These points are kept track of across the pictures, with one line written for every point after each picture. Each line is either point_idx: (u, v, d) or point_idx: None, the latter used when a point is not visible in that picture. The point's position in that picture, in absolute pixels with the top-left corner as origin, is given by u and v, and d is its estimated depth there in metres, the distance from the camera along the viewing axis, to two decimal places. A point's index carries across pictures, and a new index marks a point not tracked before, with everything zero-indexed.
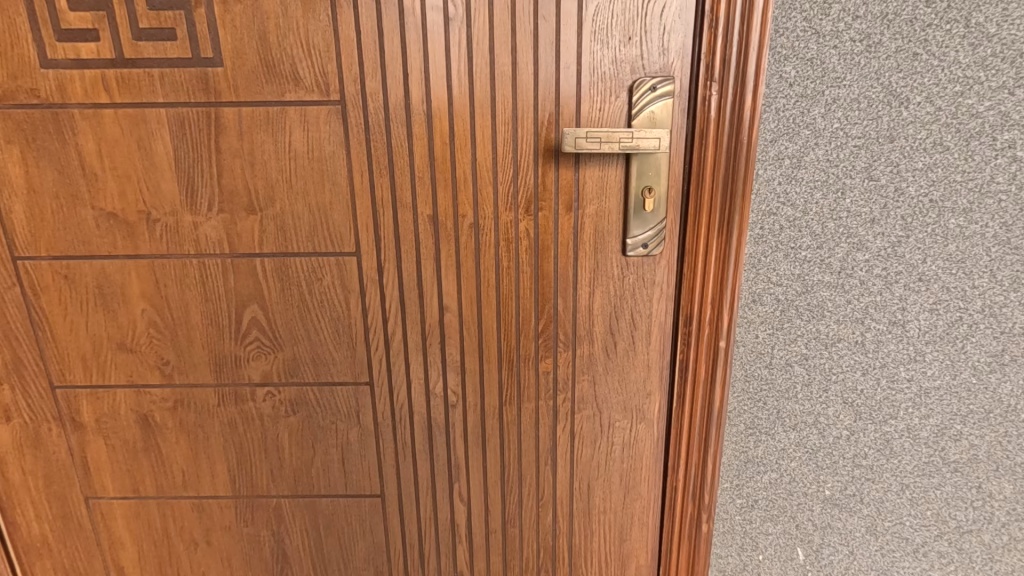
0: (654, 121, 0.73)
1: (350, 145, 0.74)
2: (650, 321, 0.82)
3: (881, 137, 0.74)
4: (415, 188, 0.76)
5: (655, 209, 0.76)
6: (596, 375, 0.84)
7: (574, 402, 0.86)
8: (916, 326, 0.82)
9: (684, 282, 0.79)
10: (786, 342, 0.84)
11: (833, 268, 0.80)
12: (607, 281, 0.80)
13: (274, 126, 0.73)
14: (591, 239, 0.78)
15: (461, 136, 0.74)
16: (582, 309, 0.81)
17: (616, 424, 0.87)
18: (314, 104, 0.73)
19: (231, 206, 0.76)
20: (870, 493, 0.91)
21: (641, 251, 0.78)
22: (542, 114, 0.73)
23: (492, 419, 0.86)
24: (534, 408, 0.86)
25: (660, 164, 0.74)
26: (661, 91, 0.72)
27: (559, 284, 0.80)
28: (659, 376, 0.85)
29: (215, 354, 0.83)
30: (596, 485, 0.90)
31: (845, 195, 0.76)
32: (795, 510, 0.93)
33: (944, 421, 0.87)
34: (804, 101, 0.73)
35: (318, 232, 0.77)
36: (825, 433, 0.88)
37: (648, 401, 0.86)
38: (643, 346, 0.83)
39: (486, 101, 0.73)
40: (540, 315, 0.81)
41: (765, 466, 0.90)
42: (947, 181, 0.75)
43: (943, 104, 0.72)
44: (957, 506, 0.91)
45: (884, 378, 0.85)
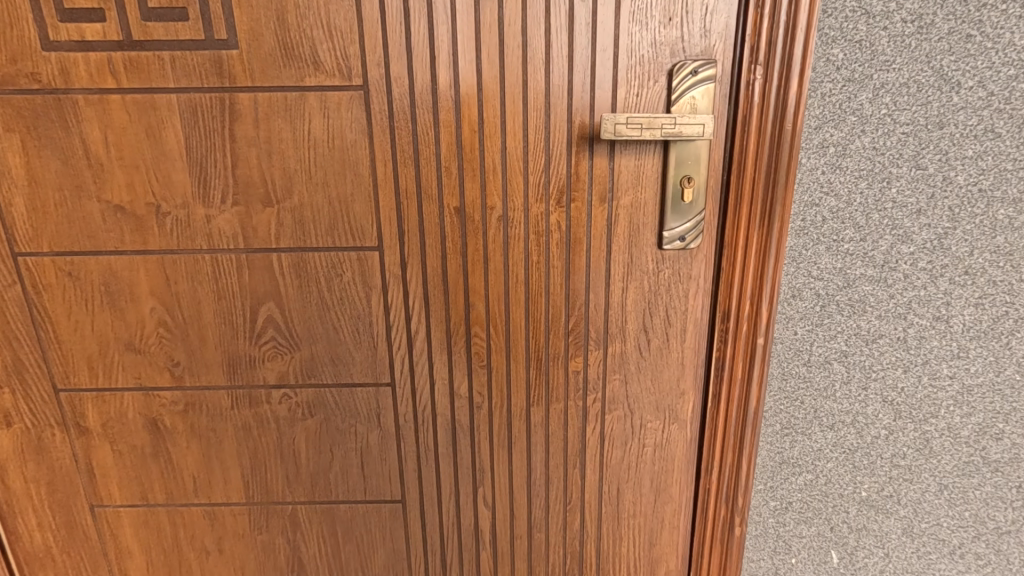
0: (695, 107, 0.69)
1: (374, 133, 0.70)
2: (685, 318, 0.78)
3: (930, 123, 0.71)
4: (442, 179, 0.72)
5: (693, 201, 0.73)
6: (628, 374, 0.81)
7: (605, 403, 0.82)
8: (961, 321, 0.79)
9: (721, 277, 0.76)
10: (825, 339, 0.80)
11: (876, 261, 0.77)
12: (641, 276, 0.77)
13: (293, 113, 0.69)
14: (624, 233, 0.75)
15: (491, 123, 0.70)
16: (615, 306, 0.78)
17: (648, 425, 0.83)
18: (335, 89, 0.68)
19: (246, 198, 0.72)
20: (908, 493, 0.88)
21: (678, 244, 0.74)
22: (576, 99, 0.69)
23: (520, 420, 0.83)
24: (563, 409, 0.82)
25: (700, 152, 0.71)
26: (704, 74, 0.68)
27: (591, 279, 0.76)
28: (693, 374, 0.81)
29: (228, 355, 0.79)
30: (626, 488, 0.86)
31: (891, 185, 0.73)
32: (830, 512, 0.90)
33: (986, 419, 0.84)
34: (851, 86, 0.70)
35: (339, 226, 0.73)
36: (863, 432, 0.85)
37: (681, 402, 0.82)
38: (677, 343, 0.80)
39: (517, 86, 0.69)
40: (571, 312, 0.78)
41: (800, 467, 0.87)
42: (998, 170, 0.72)
43: (996, 88, 0.69)
44: (996, 506, 0.88)
45: (926, 375, 0.82)
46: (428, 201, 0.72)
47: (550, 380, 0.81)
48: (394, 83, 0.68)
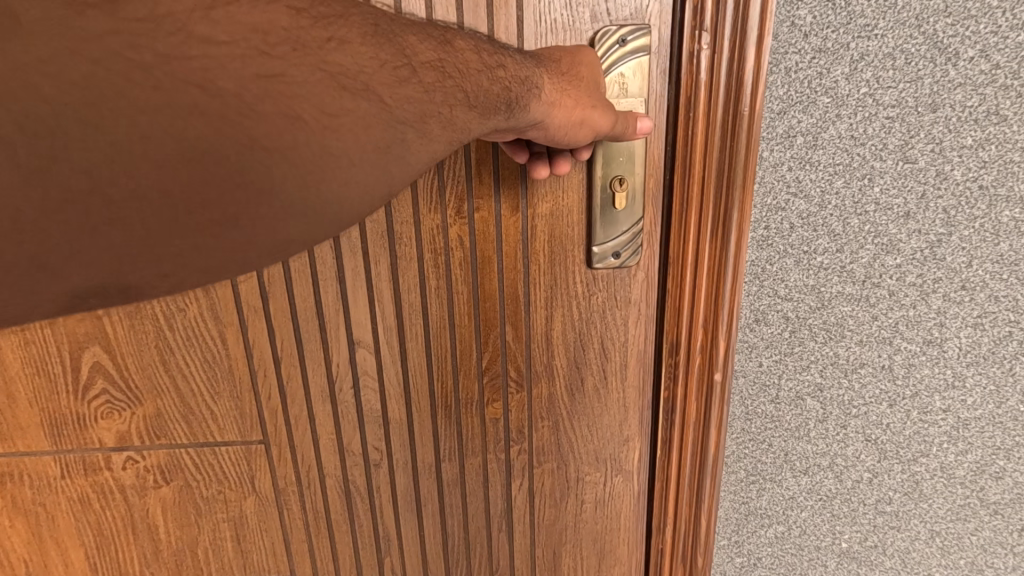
0: (625, 84, 0.58)
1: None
2: (625, 351, 0.66)
3: (920, 105, 0.56)
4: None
5: (628, 206, 0.60)
6: (559, 420, 0.68)
7: (531, 456, 0.69)
8: (956, 345, 0.65)
9: (667, 299, 0.63)
10: (795, 371, 0.67)
11: (856, 277, 0.63)
12: (567, 304, 0.64)
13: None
14: (545, 248, 0.62)
15: None
16: (538, 337, 0.65)
17: (586, 478, 0.70)
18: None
19: None
20: (895, 543, 0.75)
21: (612, 261, 0.62)
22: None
23: (430, 479, 0.69)
24: (481, 464, 0.68)
25: (634, 145, 0.59)
26: (634, 48, 0.57)
27: (506, 308, 0.63)
28: (638, 417, 0.69)
29: (48, 414, 0.63)
30: (564, 552, 0.73)
31: (873, 182, 0.59)
32: (806, 568, 0.77)
33: (984, 456, 0.70)
34: (822, 58, 0.56)
35: None
36: (842, 476, 0.72)
37: (626, 450, 0.69)
38: (617, 382, 0.67)
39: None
40: (484, 348, 0.64)
41: (769, 518, 0.75)
42: (1002, 162, 0.57)
43: (1002, 59, 0.54)
44: (995, 552, 0.75)
45: (915, 410, 0.68)
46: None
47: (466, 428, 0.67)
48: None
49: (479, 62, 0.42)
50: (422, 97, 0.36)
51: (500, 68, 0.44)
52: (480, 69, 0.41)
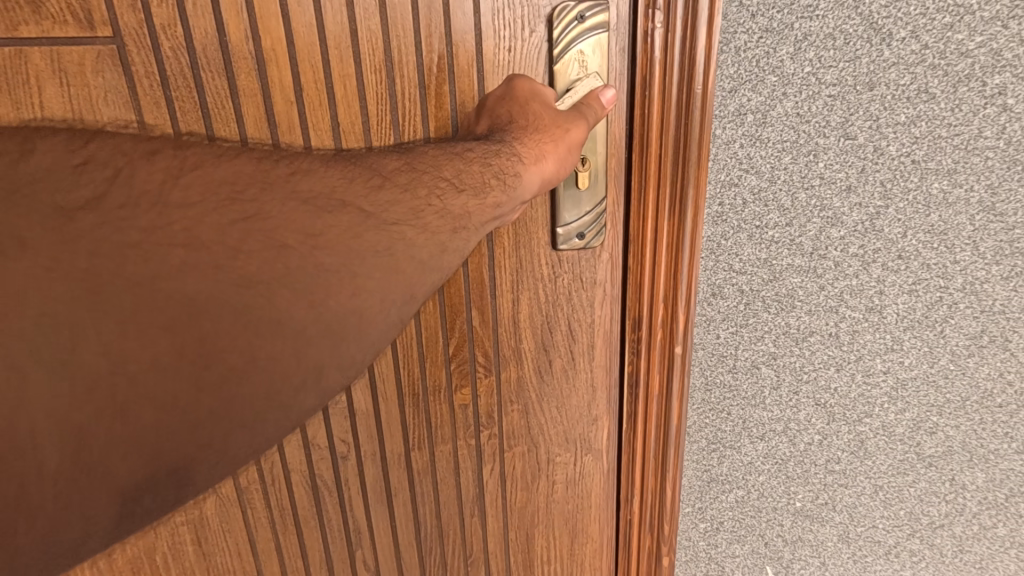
0: (585, 62, 0.60)
1: (186, 109, 0.60)
2: (592, 331, 0.68)
3: (859, 83, 0.59)
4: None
5: (591, 185, 0.62)
6: (529, 403, 0.70)
7: (502, 438, 0.70)
8: (894, 311, 0.69)
9: (629, 279, 0.66)
10: (751, 341, 0.71)
11: (804, 249, 0.66)
12: (534, 287, 0.65)
13: (78, 83, 0.57)
14: (510, 233, 0.63)
15: (310, 88, 0.61)
16: (504, 322, 0.66)
17: (557, 459, 0.73)
18: (134, 51, 0.57)
19: None
20: (843, 499, 0.80)
21: (577, 242, 0.63)
22: (426, 58, 0.61)
23: (399, 469, 0.70)
24: (451, 450, 0.70)
25: (597, 130, 0.61)
26: (589, 26, 0.59)
27: (473, 295, 0.64)
28: (607, 397, 0.71)
29: None
30: (537, 530, 0.76)
31: (818, 158, 0.62)
32: (764, 528, 0.82)
33: (920, 413, 0.75)
34: (769, 38, 0.59)
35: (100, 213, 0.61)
36: (796, 440, 0.77)
37: (596, 430, 0.72)
38: (583, 360, 0.69)
39: (356, 47, 0.60)
40: (451, 336, 0.65)
41: (730, 484, 0.80)
42: (932, 138, 0.61)
43: (931, 40, 0.58)
44: (930, 501, 0.82)
45: (859, 373, 0.73)
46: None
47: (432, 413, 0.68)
48: (201, 43, 0.58)
49: (451, 160, 0.55)
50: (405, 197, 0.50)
51: (469, 153, 0.55)
52: (457, 162, 0.54)
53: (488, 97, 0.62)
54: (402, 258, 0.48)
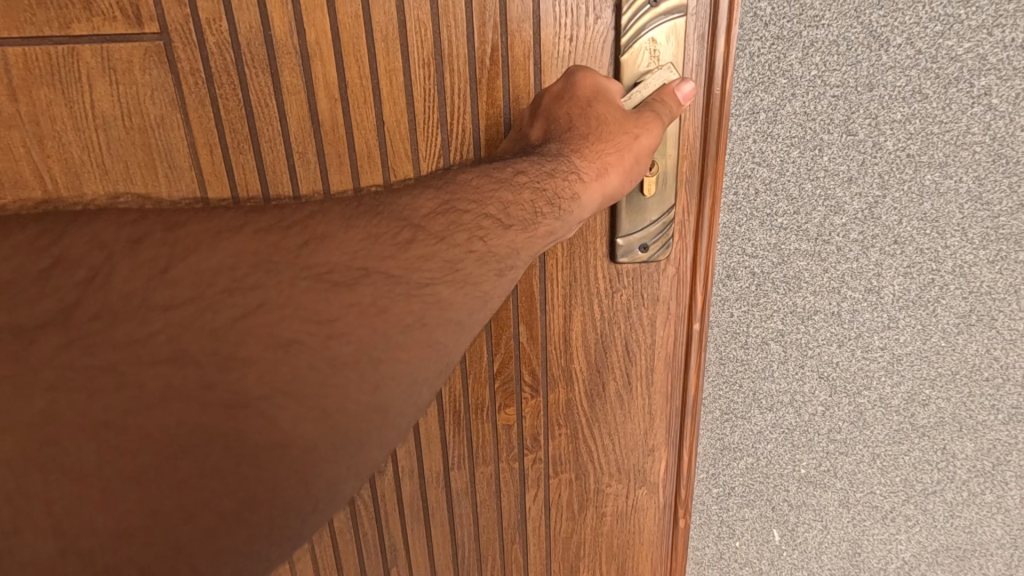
0: (655, 49, 0.69)
1: (229, 105, 0.72)
2: (655, 354, 0.83)
3: (859, 85, 0.66)
4: (322, 154, 0.75)
5: (655, 192, 0.74)
6: (574, 428, 0.88)
7: (549, 465, 0.90)
8: (891, 291, 0.76)
9: (672, 272, 0.79)
10: (761, 319, 0.78)
11: (810, 235, 0.73)
12: (584, 303, 0.80)
13: (127, 78, 0.69)
14: (564, 254, 0.78)
15: (354, 84, 0.71)
16: (552, 339, 0.82)
17: (608, 490, 0.92)
18: (180, 48, 0.68)
19: (73, 161, 0.72)
20: (844, 466, 0.88)
21: (641, 254, 0.77)
22: (478, 49, 0.70)
23: (443, 487, 0.91)
24: (493, 470, 0.90)
25: (671, 133, 0.72)
26: (650, 19, 0.68)
27: (526, 306, 0.80)
28: (665, 427, 0.88)
29: None
30: (569, 492, 0.92)
31: (823, 152, 0.69)
32: (771, 493, 0.90)
33: (914, 386, 0.83)
34: (780, 44, 0.66)
35: (159, 182, 0.74)
36: (801, 411, 0.84)
37: (653, 454, 0.89)
38: (640, 383, 0.85)
39: (404, 44, 0.70)
40: (497, 352, 0.83)
41: (740, 451, 0.88)
42: (925, 134, 0.68)
43: (924, 46, 0.65)
44: (923, 469, 0.89)
45: (859, 348, 0.80)
46: (306, 186, 0.76)
47: (479, 438, 0.88)
48: (246, 39, 0.68)
49: (503, 187, 0.62)
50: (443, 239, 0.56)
51: (522, 177, 0.62)
52: (507, 193, 0.61)
53: (545, 94, 0.70)
54: (437, 336, 0.53)
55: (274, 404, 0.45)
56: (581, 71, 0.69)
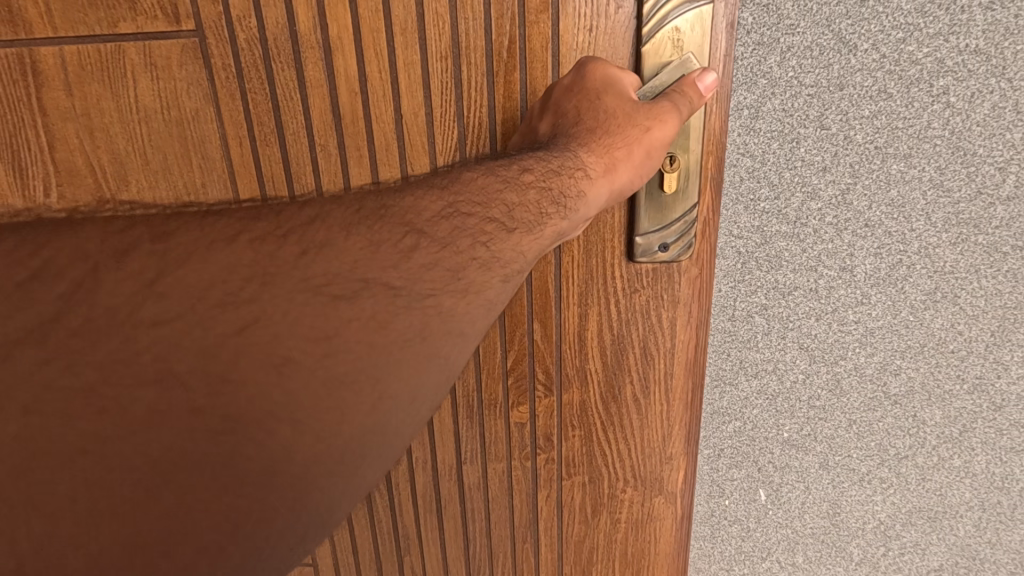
0: (678, 37, 0.76)
1: (257, 99, 0.81)
2: (675, 362, 0.92)
3: (831, 85, 0.75)
4: (343, 146, 0.84)
5: (676, 189, 0.81)
6: (585, 431, 0.98)
7: (562, 467, 1.00)
8: (863, 270, 0.85)
9: (685, 280, 0.87)
10: (746, 294, 0.87)
11: (789, 218, 0.82)
12: (599, 302, 0.90)
13: (166, 74, 0.78)
14: (580, 254, 0.87)
15: (375, 80, 0.80)
16: (569, 336, 0.92)
17: (622, 495, 1.02)
18: (214, 44, 0.77)
19: (120, 152, 0.81)
20: (823, 431, 0.97)
21: (661, 252, 0.85)
22: (496, 41, 0.78)
23: (456, 481, 1.02)
24: (506, 467, 1.01)
25: (693, 127, 0.78)
26: (668, 9, 0.75)
27: (541, 302, 0.90)
28: (685, 438, 0.98)
29: None
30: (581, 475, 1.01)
31: (800, 145, 0.78)
32: (756, 454, 0.99)
33: (886, 357, 0.91)
34: (760, 49, 0.75)
35: (195, 171, 0.84)
36: (783, 378, 0.93)
37: (670, 461, 0.99)
38: (658, 389, 0.95)
39: (422, 38, 0.79)
40: (510, 349, 0.93)
41: (728, 416, 0.97)
42: (891, 128, 0.77)
43: (888, 51, 0.74)
44: (896, 435, 0.98)
45: (835, 322, 0.89)
46: (327, 177, 0.86)
47: (492, 440, 0.99)
48: (273, 34, 0.77)
49: (508, 188, 0.67)
50: (441, 243, 0.60)
51: (530, 173, 0.68)
52: (513, 194, 0.66)
53: (559, 86, 0.78)
54: (441, 340, 0.58)
55: (283, 417, 0.51)
56: (592, 61, 0.77)
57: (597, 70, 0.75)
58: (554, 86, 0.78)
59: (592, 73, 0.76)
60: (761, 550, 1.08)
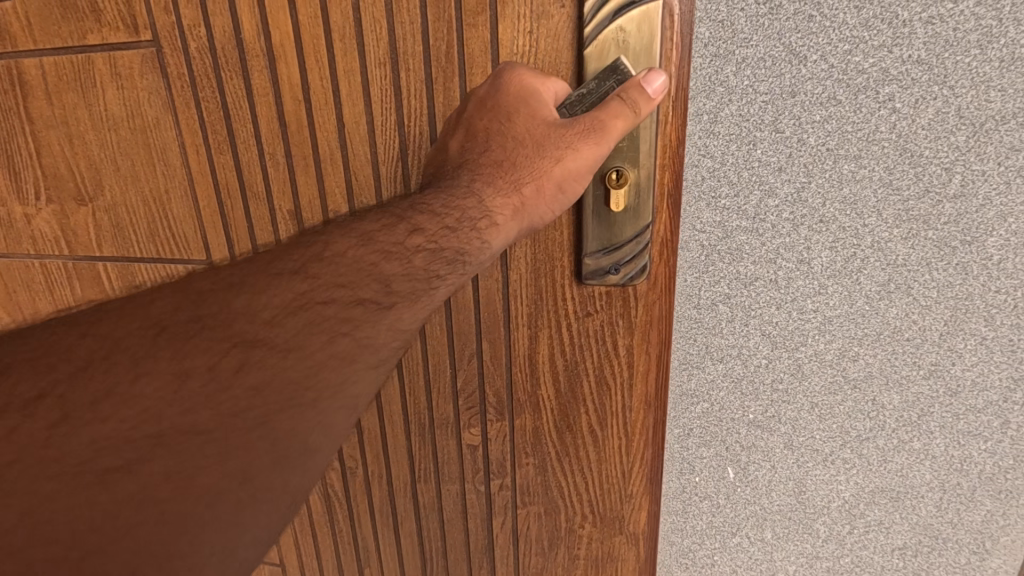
0: (621, 36, 0.78)
1: (210, 106, 0.94)
2: (633, 401, 0.97)
3: (784, 93, 0.83)
4: (290, 154, 0.95)
5: (623, 211, 0.85)
6: (538, 462, 1.05)
7: (518, 496, 1.08)
8: (819, 262, 0.92)
9: (642, 314, 0.91)
10: (710, 284, 0.95)
11: (748, 214, 0.90)
12: (549, 325, 0.96)
13: (130, 83, 0.96)
14: (529, 270, 0.93)
15: (317, 90, 0.90)
16: (521, 360, 0.99)
17: (579, 533, 1.08)
18: (169, 53, 0.93)
19: (103, 148, 1.01)
20: (786, 413, 1.04)
21: (613, 277, 0.88)
22: (434, 44, 0.85)
23: (411, 500, 1.16)
24: (458, 490, 1.11)
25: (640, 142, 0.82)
26: (609, 11, 0.77)
27: (495, 320, 0.98)
28: (644, 479, 1.02)
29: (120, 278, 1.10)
30: (544, 495, 1.07)
31: (757, 146, 0.86)
32: (725, 434, 1.07)
33: (844, 344, 0.98)
34: (717, 60, 0.83)
35: (157, 169, 1.00)
36: (748, 362, 1.00)
37: (631, 500, 1.03)
38: (617, 426, 0.99)
39: (361, 42, 0.86)
40: (462, 369, 1.02)
41: (697, 397, 1.05)
42: (841, 132, 0.84)
43: (836, 61, 0.81)
44: (856, 417, 1.04)
45: (795, 310, 0.96)
46: (277, 186, 0.98)
47: (445, 460, 1.10)
48: (221, 43, 0.91)
49: (395, 258, 0.69)
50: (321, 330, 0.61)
51: (426, 230, 0.73)
52: (393, 265, 0.68)
53: (478, 100, 0.83)
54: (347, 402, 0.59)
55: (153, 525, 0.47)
56: (510, 74, 0.81)
57: (512, 89, 0.80)
58: (478, 101, 0.83)
59: (507, 90, 0.81)
60: (731, 525, 1.16)
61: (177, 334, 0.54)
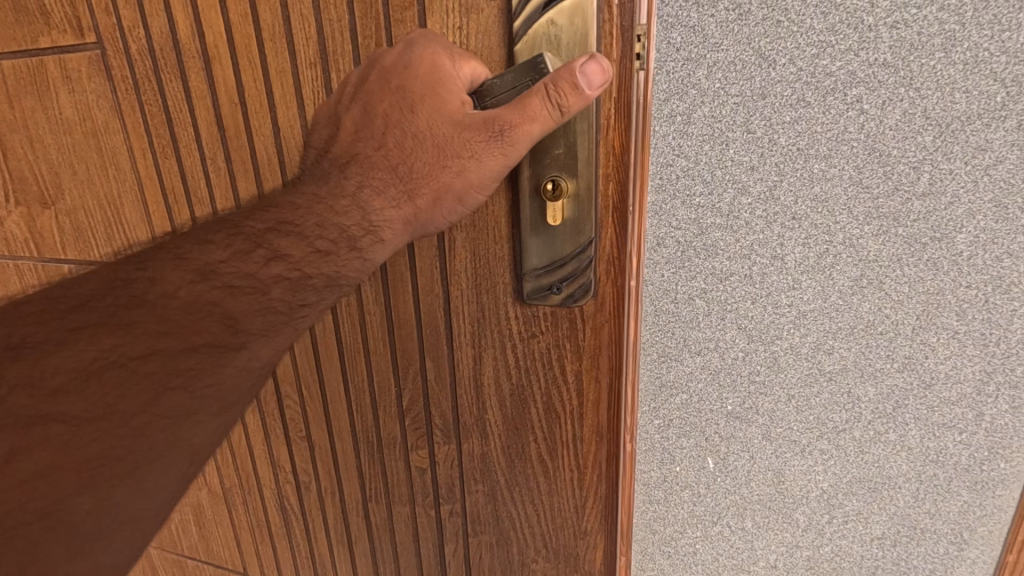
0: (551, 28, 0.79)
1: (153, 110, 1.03)
2: (584, 432, 0.98)
3: (754, 94, 0.87)
4: (228, 158, 1.02)
5: (562, 223, 0.87)
6: (489, 488, 1.09)
7: (468, 525, 1.13)
8: (793, 257, 0.96)
9: (588, 344, 0.93)
10: (687, 278, 1.00)
11: (723, 211, 0.94)
12: (493, 344, 0.99)
13: (79, 85, 1.05)
14: (474, 288, 0.97)
15: (251, 91, 0.96)
16: (463, 381, 1.03)
17: (529, 561, 1.11)
18: (112, 56, 1.01)
19: (67, 149, 1.11)
20: (763, 405, 1.08)
21: (556, 296, 0.91)
22: (363, 41, 0.87)
23: (362, 516, 1.24)
24: (409, 513, 1.18)
25: (582, 150, 0.83)
26: (538, 5, 0.78)
27: (441, 340, 1.01)
28: (595, 505, 1.04)
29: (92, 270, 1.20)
30: (500, 515, 1.10)
31: (729, 146, 0.90)
32: (704, 425, 1.11)
33: (819, 337, 1.01)
34: (689, 64, 0.88)
35: (111, 169, 1.10)
36: (725, 355, 1.04)
37: (586, 537, 1.06)
38: (569, 457, 1.00)
39: (290, 42, 0.91)
40: (404, 384, 1.07)
41: (676, 388, 1.10)
42: (812, 132, 0.88)
43: (804, 65, 0.85)
44: (833, 409, 1.06)
45: (770, 305, 0.99)
46: (217, 190, 1.05)
47: (393, 480, 1.16)
48: (158, 44, 0.98)
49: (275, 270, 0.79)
50: (217, 353, 0.71)
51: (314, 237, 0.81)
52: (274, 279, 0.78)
53: (383, 65, 0.82)
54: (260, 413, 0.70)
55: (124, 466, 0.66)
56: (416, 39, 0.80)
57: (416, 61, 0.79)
58: (382, 64, 0.82)
59: (414, 57, 0.79)
60: (711, 514, 1.19)
61: (81, 337, 0.64)
